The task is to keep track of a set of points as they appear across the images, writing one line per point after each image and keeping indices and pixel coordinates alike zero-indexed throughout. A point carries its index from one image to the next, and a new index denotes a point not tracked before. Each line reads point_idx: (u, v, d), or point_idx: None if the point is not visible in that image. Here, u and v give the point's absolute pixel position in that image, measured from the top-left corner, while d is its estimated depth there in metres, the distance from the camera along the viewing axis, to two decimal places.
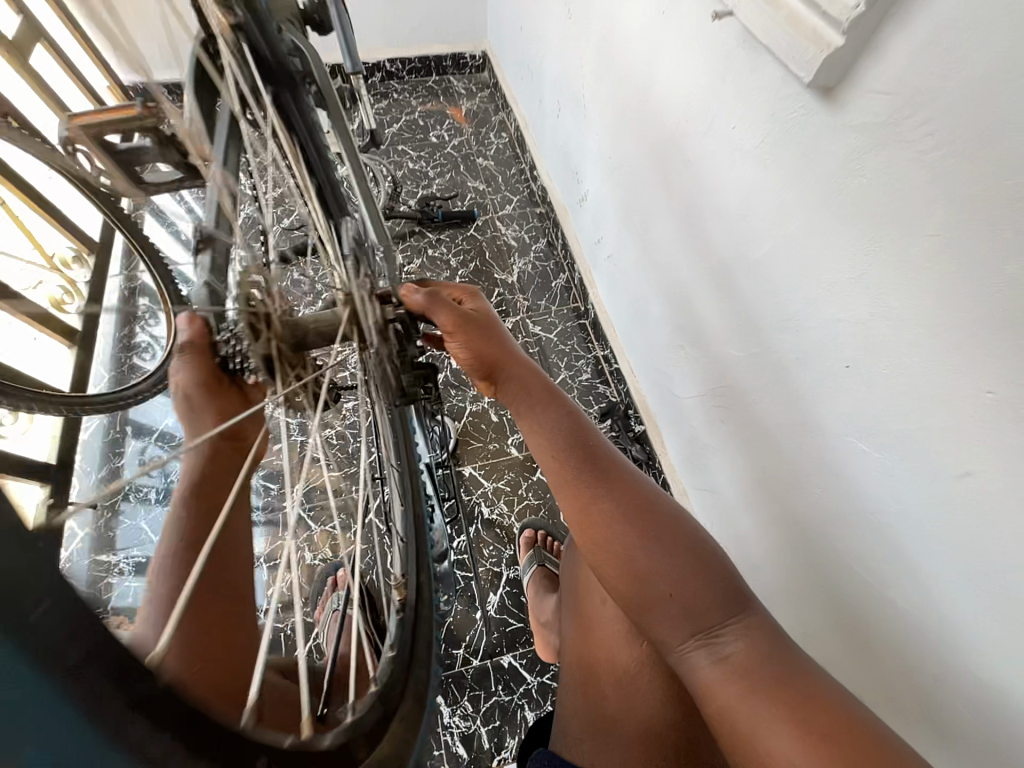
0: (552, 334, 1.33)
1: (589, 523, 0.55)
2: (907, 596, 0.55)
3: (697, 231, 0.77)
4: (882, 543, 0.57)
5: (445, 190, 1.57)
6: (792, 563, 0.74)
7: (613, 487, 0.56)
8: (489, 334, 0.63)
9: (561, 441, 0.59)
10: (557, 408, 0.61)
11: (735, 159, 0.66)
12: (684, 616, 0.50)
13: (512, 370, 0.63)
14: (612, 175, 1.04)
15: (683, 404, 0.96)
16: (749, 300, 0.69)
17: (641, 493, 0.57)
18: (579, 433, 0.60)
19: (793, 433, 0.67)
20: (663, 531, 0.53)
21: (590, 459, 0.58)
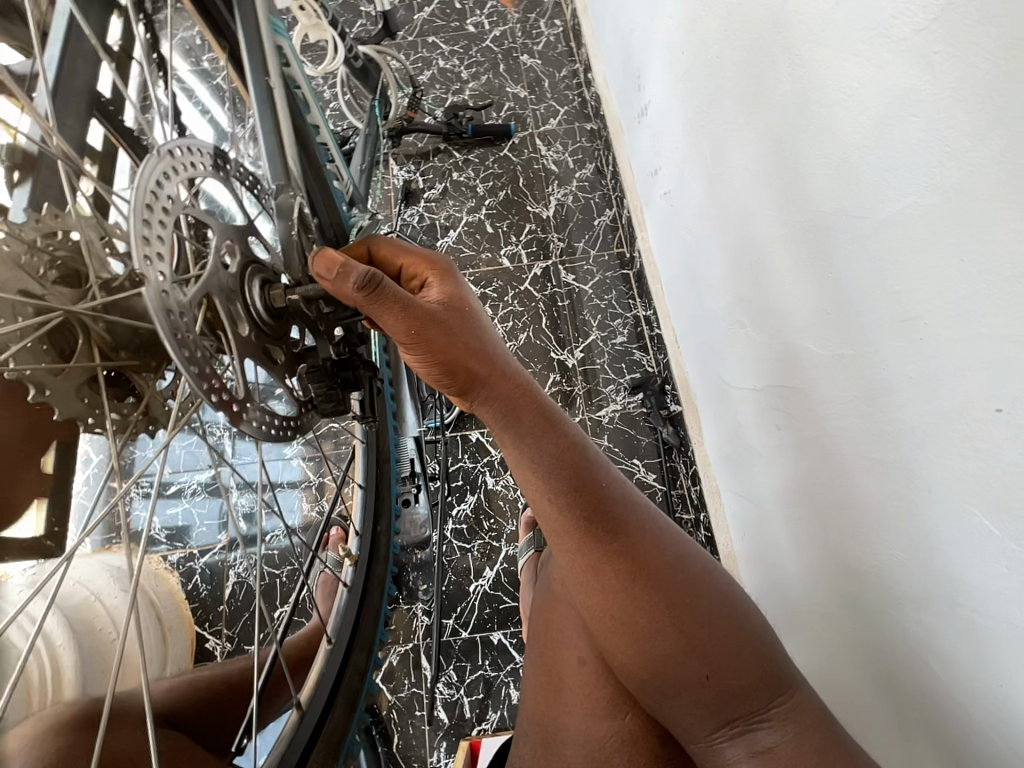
0: (587, 285, 1.13)
1: (598, 588, 0.44)
2: (976, 696, 0.43)
3: (788, 169, 0.55)
4: (968, 636, 0.42)
5: (479, 96, 1.31)
6: (832, 608, 0.60)
7: (627, 542, 0.44)
8: (463, 330, 0.45)
9: (563, 486, 0.44)
10: (556, 436, 0.46)
11: (868, 55, 0.43)
12: (709, 705, 0.41)
13: (492, 385, 0.46)
14: (681, 79, 0.78)
15: (731, 392, 0.78)
16: (847, 279, 0.49)
17: (658, 550, 0.44)
18: (579, 471, 0.45)
19: (874, 467, 0.50)
20: (691, 601, 0.43)
21: (602, 505, 0.45)
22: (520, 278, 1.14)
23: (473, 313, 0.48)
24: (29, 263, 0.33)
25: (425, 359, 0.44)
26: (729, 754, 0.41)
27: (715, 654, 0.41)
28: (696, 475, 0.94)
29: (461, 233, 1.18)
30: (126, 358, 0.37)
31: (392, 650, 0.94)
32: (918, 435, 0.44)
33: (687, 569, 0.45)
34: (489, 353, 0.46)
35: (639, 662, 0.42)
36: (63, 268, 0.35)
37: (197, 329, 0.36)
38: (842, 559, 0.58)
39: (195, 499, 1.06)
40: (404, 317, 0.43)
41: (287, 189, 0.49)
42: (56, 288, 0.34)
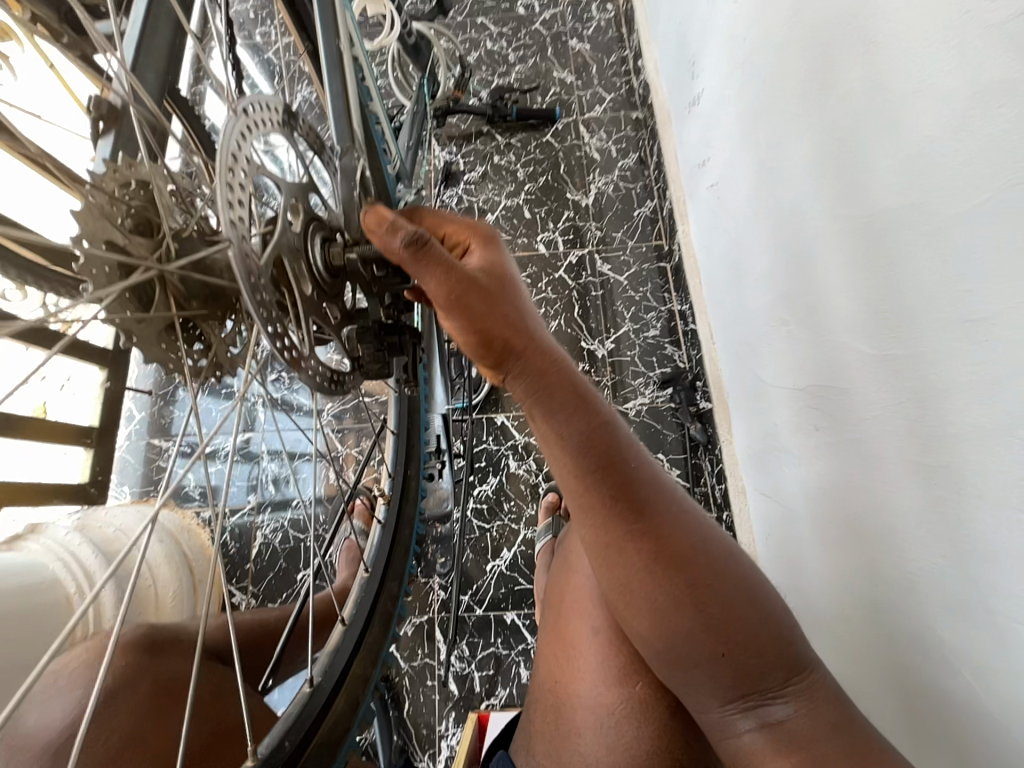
0: (623, 275, 1.12)
1: (621, 567, 0.42)
2: (1013, 711, 0.41)
3: (851, 160, 0.53)
4: (1006, 646, 0.41)
5: (525, 80, 1.30)
6: (857, 613, 0.59)
7: (653, 522, 0.43)
8: (497, 294, 0.44)
9: (594, 463, 0.43)
10: (589, 410, 0.44)
11: (952, 44, 0.41)
12: (727, 683, 0.40)
13: (526, 357, 0.44)
14: (741, 67, 0.76)
15: (767, 390, 0.77)
16: (907, 276, 0.47)
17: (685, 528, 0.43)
18: (611, 448, 0.43)
19: (917, 469, 0.49)
20: (716, 581, 0.41)
21: (629, 483, 0.43)
22: (555, 265, 1.14)
23: (513, 283, 0.46)
24: (110, 213, 0.34)
25: (460, 326, 0.43)
26: (744, 731, 0.41)
27: (737, 635, 0.40)
28: (721, 473, 0.93)
29: (498, 217, 1.18)
30: (197, 308, 0.39)
31: (408, 620, 0.96)
32: (971, 439, 0.43)
33: (712, 549, 0.43)
34: (523, 320, 0.44)
35: (656, 639, 0.42)
36: (138, 219, 0.36)
37: (267, 282, 0.38)
38: (871, 563, 0.57)
39: (227, 460, 1.10)
40: (442, 282, 0.42)
41: (349, 152, 0.51)
42: (135, 238, 0.35)
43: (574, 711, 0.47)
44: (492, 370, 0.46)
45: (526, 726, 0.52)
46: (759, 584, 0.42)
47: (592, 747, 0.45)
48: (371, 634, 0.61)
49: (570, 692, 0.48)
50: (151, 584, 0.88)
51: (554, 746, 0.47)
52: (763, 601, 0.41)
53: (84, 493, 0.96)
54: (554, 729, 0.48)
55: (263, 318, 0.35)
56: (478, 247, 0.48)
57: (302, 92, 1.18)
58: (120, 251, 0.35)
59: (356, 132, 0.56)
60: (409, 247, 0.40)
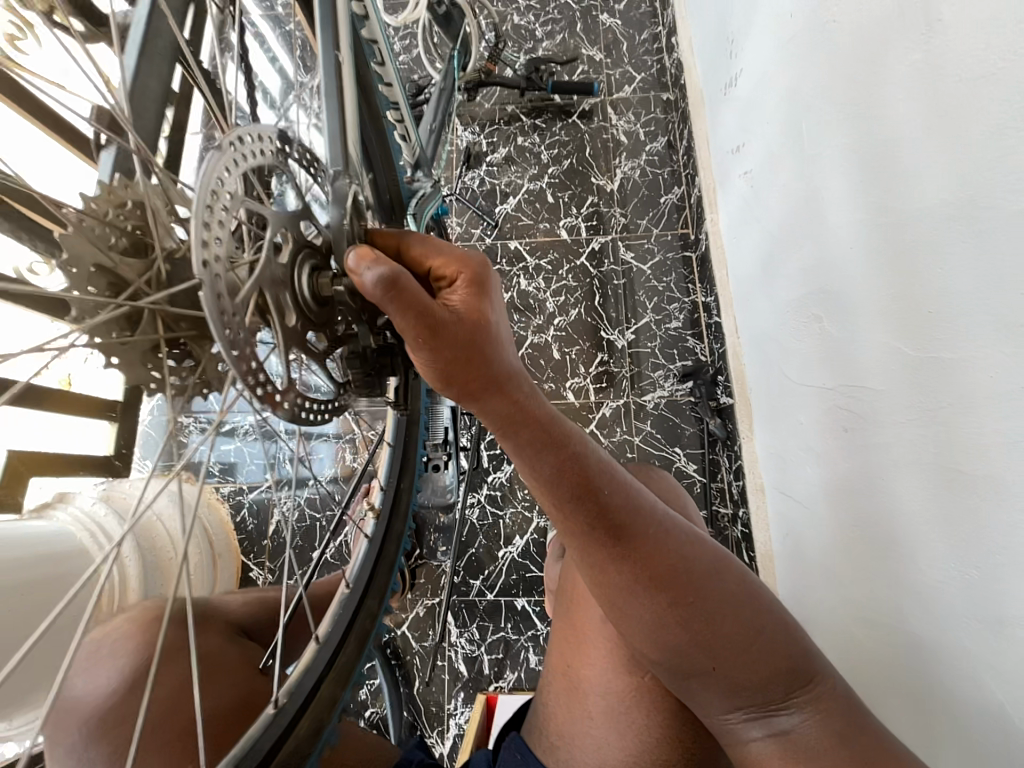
0: (646, 264, 1.09)
1: (606, 586, 0.42)
2: None
3: (901, 151, 0.51)
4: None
5: (552, 57, 1.25)
6: (875, 619, 0.58)
7: (634, 546, 0.42)
8: (472, 331, 0.42)
9: (570, 494, 0.43)
10: (560, 444, 0.43)
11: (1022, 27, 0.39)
12: (726, 687, 0.41)
13: (500, 394, 0.43)
14: (785, 49, 0.72)
15: (791, 390, 0.75)
16: (952, 276, 0.45)
17: (664, 550, 0.42)
18: (587, 480, 0.43)
19: (947, 478, 0.48)
20: (703, 591, 0.41)
21: (608, 510, 0.43)
22: (577, 252, 1.12)
23: (488, 317, 0.44)
24: (101, 235, 0.36)
25: (436, 366, 0.41)
26: (748, 732, 0.41)
27: (726, 642, 0.40)
28: (739, 471, 0.92)
29: (521, 200, 1.16)
30: (185, 330, 0.40)
31: (420, 601, 0.98)
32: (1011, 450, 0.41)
33: (701, 560, 0.43)
34: (494, 359, 0.43)
35: (649, 650, 0.42)
36: (132, 241, 0.37)
37: (244, 317, 0.38)
38: (892, 571, 0.55)
39: (247, 438, 1.12)
40: (410, 319, 0.40)
41: (344, 177, 0.49)
42: (125, 260, 0.36)
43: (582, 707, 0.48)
44: (471, 406, 0.44)
45: (534, 715, 0.53)
46: (749, 590, 0.43)
47: (603, 727, 0.46)
48: (353, 648, 0.59)
49: (577, 686, 0.49)
50: (173, 557, 0.90)
51: (561, 739, 0.48)
52: (754, 606, 0.42)
53: (110, 466, 0.99)
54: (565, 719, 0.49)
55: (233, 351, 0.35)
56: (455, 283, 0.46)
57: (325, 67, 1.16)
58: (109, 271, 0.36)
59: (355, 152, 0.53)
60: (378, 289, 0.38)
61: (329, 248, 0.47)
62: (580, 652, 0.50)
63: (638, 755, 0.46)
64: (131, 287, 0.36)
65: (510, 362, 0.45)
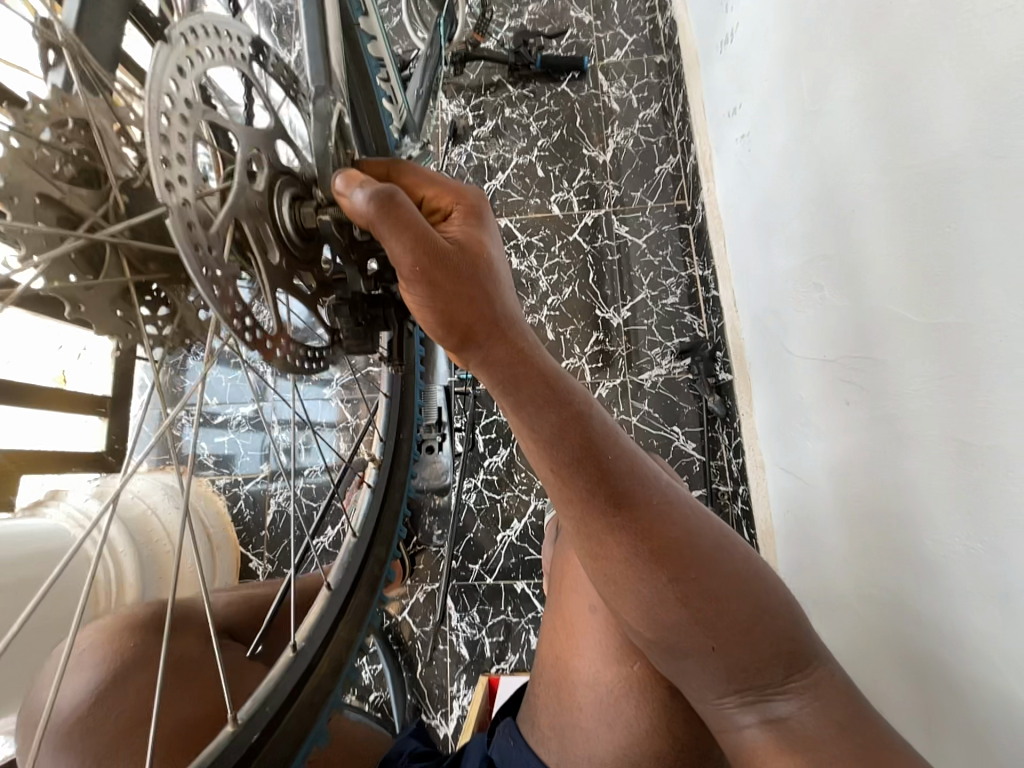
0: (641, 238, 1.06)
1: (603, 557, 0.40)
2: None
3: (908, 100, 0.47)
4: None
5: (540, 21, 1.19)
6: (876, 595, 0.57)
7: (634, 510, 0.40)
8: (472, 270, 0.40)
9: (569, 456, 0.40)
10: (561, 401, 0.41)
11: None
12: (721, 673, 0.38)
13: (496, 345, 0.41)
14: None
15: (792, 363, 0.72)
16: (962, 235, 0.42)
17: (665, 516, 0.40)
18: (588, 439, 0.40)
19: (953, 449, 0.46)
20: (699, 565, 0.39)
21: (609, 472, 0.40)
22: (570, 228, 1.08)
23: (489, 262, 0.42)
24: (42, 160, 0.34)
25: (431, 307, 0.40)
26: (740, 721, 0.39)
27: (724, 623, 0.38)
28: (739, 448, 0.90)
29: (509, 176, 1.12)
30: (155, 270, 0.40)
31: (419, 587, 0.98)
32: (1019, 417, 0.39)
33: (696, 538, 0.40)
34: (494, 300, 0.41)
35: (641, 630, 0.40)
36: (85, 171, 0.37)
37: (223, 251, 0.36)
38: (897, 545, 0.53)
39: (240, 430, 1.11)
40: (405, 244, 0.38)
41: (326, 94, 0.45)
42: (75, 191, 0.36)
43: (572, 694, 0.47)
44: (467, 356, 0.42)
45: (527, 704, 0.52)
46: (748, 571, 0.40)
47: (592, 720, 0.45)
48: (360, 597, 0.61)
49: (567, 679, 0.47)
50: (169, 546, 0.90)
51: (553, 726, 0.47)
52: (750, 589, 0.39)
53: (102, 462, 0.98)
54: (552, 707, 0.48)
55: (213, 295, 0.33)
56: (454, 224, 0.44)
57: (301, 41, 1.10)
58: (57, 202, 0.35)
59: (338, 68, 0.49)
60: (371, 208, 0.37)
61: (313, 179, 0.45)
62: (569, 643, 0.48)
63: (628, 747, 0.44)
64: (86, 221, 0.36)
65: (513, 309, 0.43)
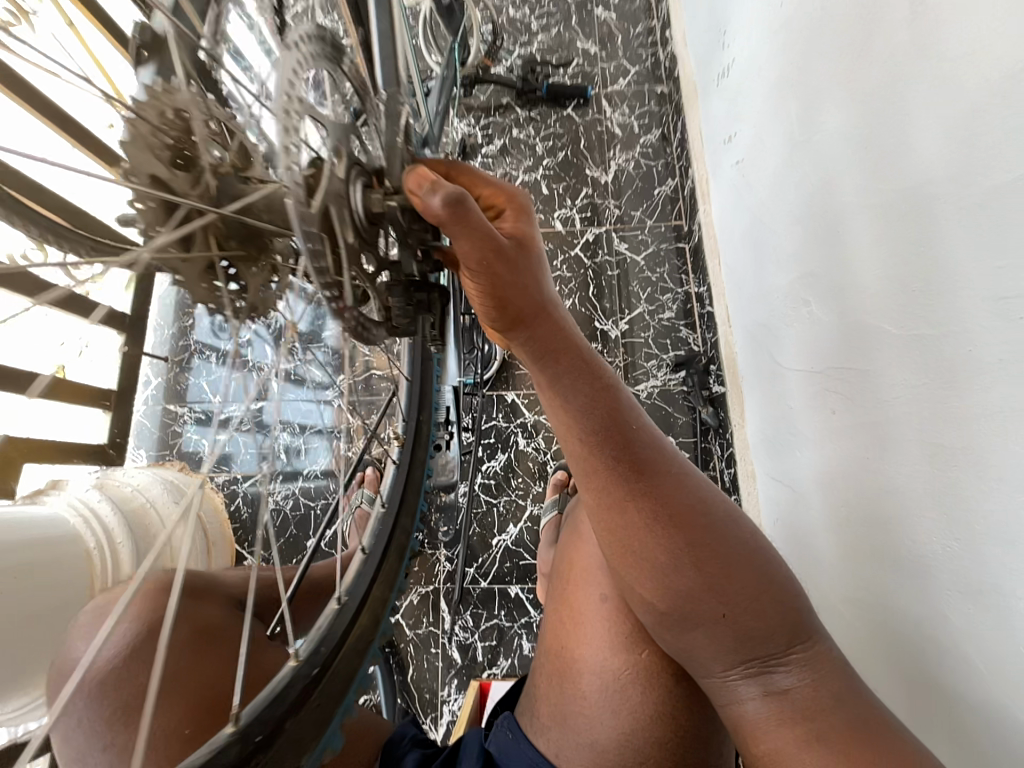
0: (639, 256, 1.10)
1: (624, 525, 0.41)
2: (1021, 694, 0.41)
3: (886, 133, 0.51)
4: (1008, 628, 0.42)
5: (548, 51, 1.26)
6: (864, 597, 0.59)
7: (657, 481, 0.42)
8: (521, 263, 0.41)
9: (599, 427, 0.42)
10: (593, 377, 0.44)
11: (998, 8, 0.40)
12: (729, 643, 0.40)
13: (538, 326, 0.43)
14: (779, 35, 0.72)
15: (782, 374, 0.76)
16: (934, 255, 0.46)
17: (685, 490, 0.43)
18: (619, 413, 0.43)
19: (929, 451, 0.49)
20: (713, 538, 0.41)
21: (634, 443, 0.43)
22: (571, 243, 1.12)
23: (533, 249, 0.43)
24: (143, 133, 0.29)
25: (484, 293, 0.41)
26: (744, 692, 0.41)
27: (737, 592, 0.40)
28: (731, 458, 0.92)
29: None
30: (238, 251, 0.34)
31: (414, 589, 0.98)
32: (989, 422, 0.42)
33: (714, 513, 0.42)
34: (540, 288, 0.43)
35: (654, 601, 0.41)
36: (187, 146, 0.31)
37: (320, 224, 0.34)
38: (880, 546, 0.56)
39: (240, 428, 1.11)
40: (476, 247, 0.38)
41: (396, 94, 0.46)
42: (177, 171, 0.30)
43: (578, 675, 0.48)
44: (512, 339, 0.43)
45: (527, 695, 0.54)
46: (760, 549, 0.41)
47: (595, 704, 0.46)
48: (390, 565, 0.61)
49: (573, 665, 0.49)
50: None
51: (558, 711, 0.48)
52: (760, 564, 0.40)
53: (103, 454, 1.00)
54: (555, 692, 0.49)
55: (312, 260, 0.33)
56: (509, 207, 0.44)
57: None
58: (163, 183, 0.30)
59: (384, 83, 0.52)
60: (447, 209, 0.36)
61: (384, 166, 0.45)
62: (579, 626, 0.50)
63: (633, 729, 0.45)
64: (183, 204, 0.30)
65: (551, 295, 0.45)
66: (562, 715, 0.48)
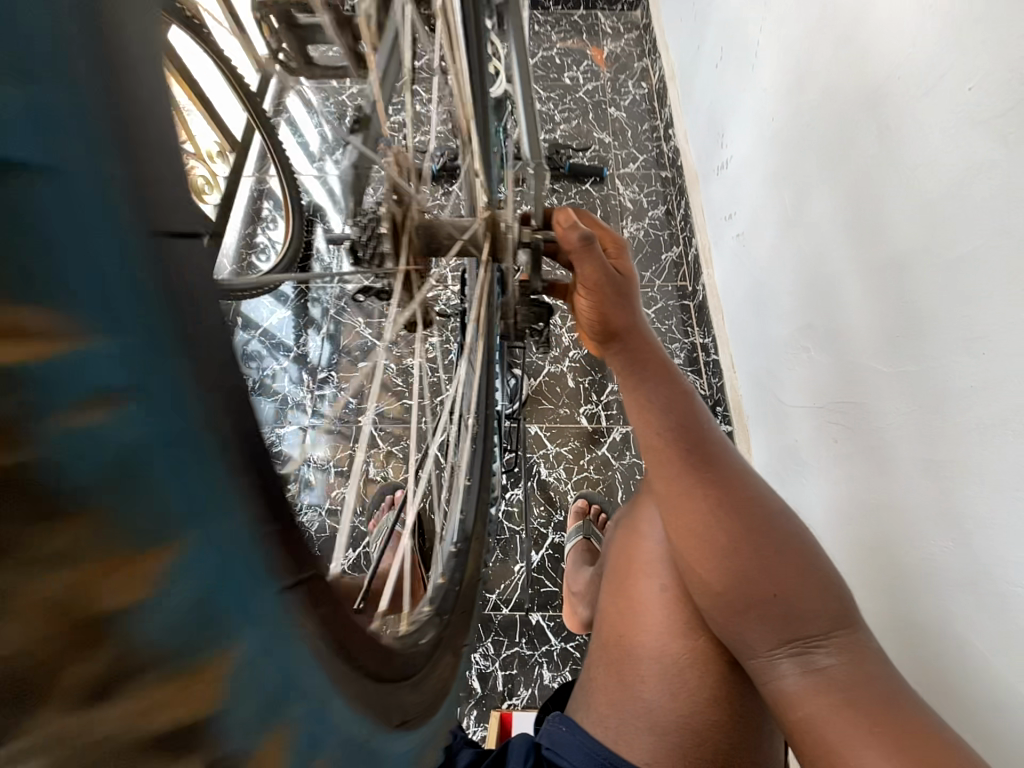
0: (650, 309, 1.24)
1: (689, 512, 0.49)
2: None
3: (869, 215, 0.66)
4: (1005, 611, 0.49)
5: (569, 138, 1.47)
6: (877, 607, 0.66)
7: (719, 477, 0.50)
8: (625, 293, 0.54)
9: (672, 427, 0.52)
10: (669, 386, 0.54)
11: (952, 133, 0.54)
12: (773, 623, 0.45)
13: (630, 343, 0.54)
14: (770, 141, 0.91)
15: (788, 411, 0.86)
16: (918, 307, 0.59)
17: (739, 485, 0.50)
18: (690, 418, 0.53)
19: (927, 466, 0.58)
20: (763, 528, 0.47)
21: (700, 441, 0.52)
22: None
23: (630, 285, 0.55)
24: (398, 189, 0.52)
25: (592, 310, 0.54)
26: (783, 670, 0.45)
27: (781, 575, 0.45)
28: None
29: None
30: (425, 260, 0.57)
31: None
32: (976, 436, 0.52)
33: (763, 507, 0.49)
34: (635, 314, 0.55)
35: (711, 584, 0.48)
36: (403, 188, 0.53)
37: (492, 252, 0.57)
38: (889, 556, 0.64)
39: None
40: (594, 273, 0.52)
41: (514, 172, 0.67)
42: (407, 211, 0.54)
43: (636, 660, 0.53)
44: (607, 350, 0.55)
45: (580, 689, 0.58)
46: (804, 543, 0.47)
47: (654, 688, 0.51)
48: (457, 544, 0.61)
49: (630, 650, 0.54)
50: None
51: (613, 693, 0.53)
52: (801, 557, 0.46)
53: None
54: (614, 680, 0.54)
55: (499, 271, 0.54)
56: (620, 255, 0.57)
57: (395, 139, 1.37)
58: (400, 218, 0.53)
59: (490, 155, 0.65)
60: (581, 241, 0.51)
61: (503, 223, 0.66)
62: (638, 615, 0.55)
63: (686, 710, 0.50)
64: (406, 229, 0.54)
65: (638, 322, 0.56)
66: (618, 696, 0.53)
